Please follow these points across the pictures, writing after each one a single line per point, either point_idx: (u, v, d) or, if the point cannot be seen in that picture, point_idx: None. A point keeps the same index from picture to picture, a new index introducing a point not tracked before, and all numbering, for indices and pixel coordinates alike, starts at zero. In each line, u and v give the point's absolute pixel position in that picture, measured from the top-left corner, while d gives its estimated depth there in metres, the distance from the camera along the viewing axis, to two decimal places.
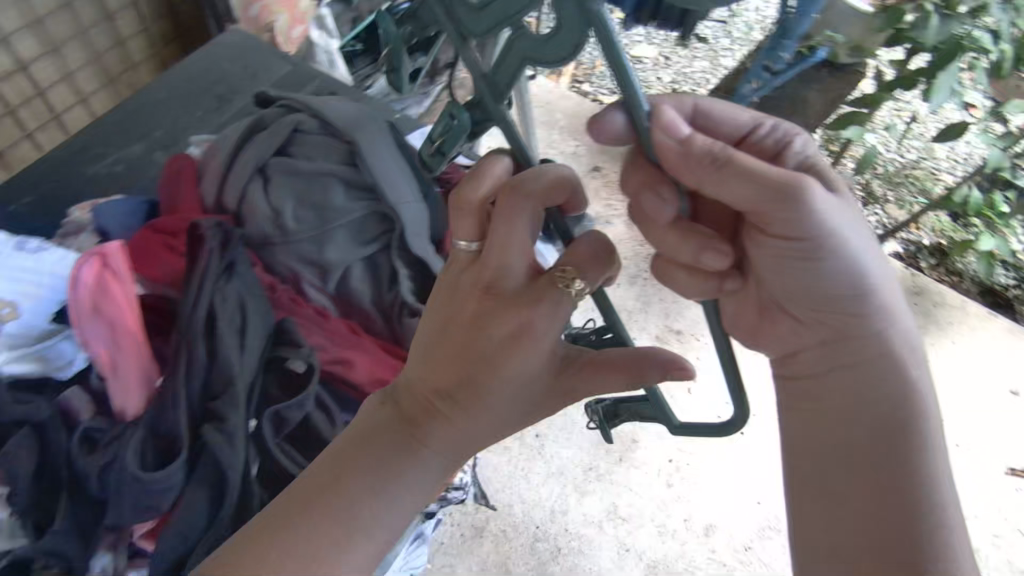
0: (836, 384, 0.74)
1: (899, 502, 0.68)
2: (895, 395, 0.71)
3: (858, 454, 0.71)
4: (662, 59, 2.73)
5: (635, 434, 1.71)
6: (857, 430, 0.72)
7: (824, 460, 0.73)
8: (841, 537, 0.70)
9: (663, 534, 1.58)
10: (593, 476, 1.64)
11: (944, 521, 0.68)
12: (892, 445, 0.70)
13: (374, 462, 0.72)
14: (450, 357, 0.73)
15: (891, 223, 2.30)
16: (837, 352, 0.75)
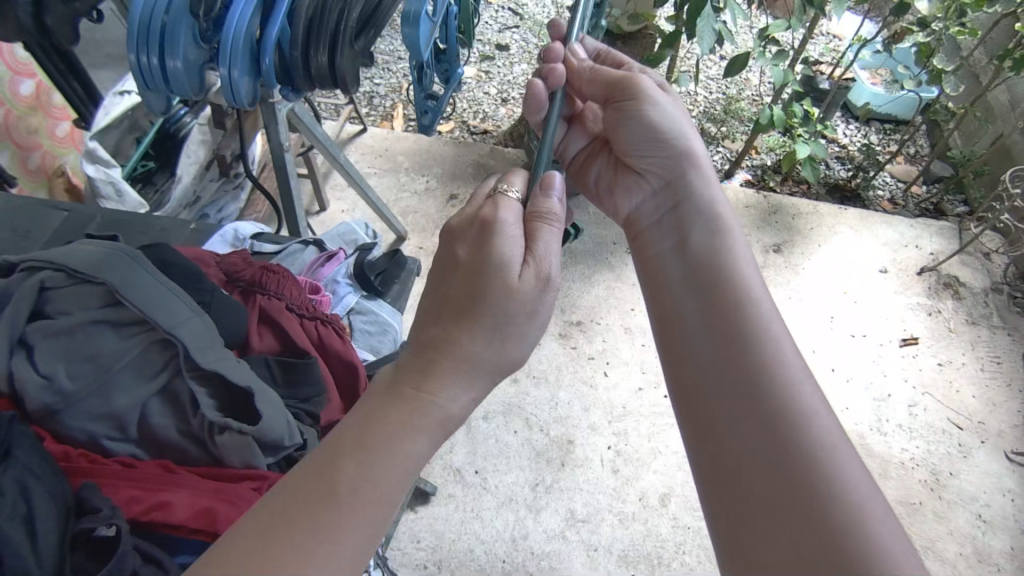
0: (698, 356, 0.77)
1: (773, 416, 0.67)
2: (766, 352, 0.72)
3: (759, 404, 0.68)
4: (484, 71, 2.75)
5: (570, 435, 1.74)
6: (728, 370, 0.73)
7: (743, 423, 0.69)
8: (739, 472, 0.67)
9: (624, 521, 1.61)
10: (543, 491, 1.65)
11: (821, 433, 0.65)
12: (776, 390, 0.68)
13: (330, 470, 0.60)
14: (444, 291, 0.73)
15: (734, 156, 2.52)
16: (711, 326, 0.77)
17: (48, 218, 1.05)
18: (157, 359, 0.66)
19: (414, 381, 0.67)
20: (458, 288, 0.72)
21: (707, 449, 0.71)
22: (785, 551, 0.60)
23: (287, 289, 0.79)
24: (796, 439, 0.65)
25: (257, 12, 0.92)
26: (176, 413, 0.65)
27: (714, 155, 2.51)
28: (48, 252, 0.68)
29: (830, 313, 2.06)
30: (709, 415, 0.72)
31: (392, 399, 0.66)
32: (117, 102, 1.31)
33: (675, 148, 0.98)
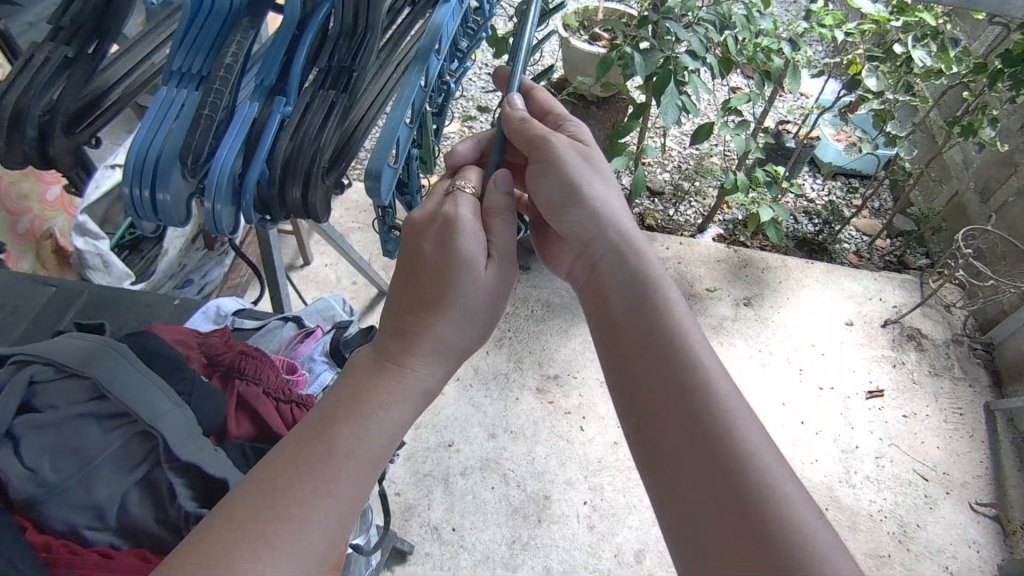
0: (651, 427, 0.69)
1: (716, 454, 0.63)
2: (718, 418, 0.65)
3: (727, 490, 0.61)
4: (467, 126, 2.86)
5: (547, 490, 1.77)
6: (666, 407, 0.68)
7: (713, 514, 0.61)
8: (690, 516, 0.63)
9: None
10: (519, 548, 1.67)
11: (764, 464, 0.62)
12: (738, 473, 0.61)
13: (328, 434, 0.64)
14: (412, 279, 0.79)
15: (706, 211, 2.63)
16: (653, 391, 0.70)
17: (36, 295, 1.09)
18: (138, 450, 0.70)
19: (396, 356, 0.73)
20: (433, 275, 0.78)
21: (674, 523, 0.64)
22: None
23: (264, 372, 0.83)
24: (772, 530, 0.57)
25: (242, 150, 0.78)
26: (155, 502, 0.69)
27: (687, 211, 2.63)
28: (39, 346, 0.73)
29: (799, 367, 2.12)
30: (656, 457, 0.67)
31: (376, 376, 0.71)
32: (108, 175, 1.37)
33: (589, 198, 0.88)
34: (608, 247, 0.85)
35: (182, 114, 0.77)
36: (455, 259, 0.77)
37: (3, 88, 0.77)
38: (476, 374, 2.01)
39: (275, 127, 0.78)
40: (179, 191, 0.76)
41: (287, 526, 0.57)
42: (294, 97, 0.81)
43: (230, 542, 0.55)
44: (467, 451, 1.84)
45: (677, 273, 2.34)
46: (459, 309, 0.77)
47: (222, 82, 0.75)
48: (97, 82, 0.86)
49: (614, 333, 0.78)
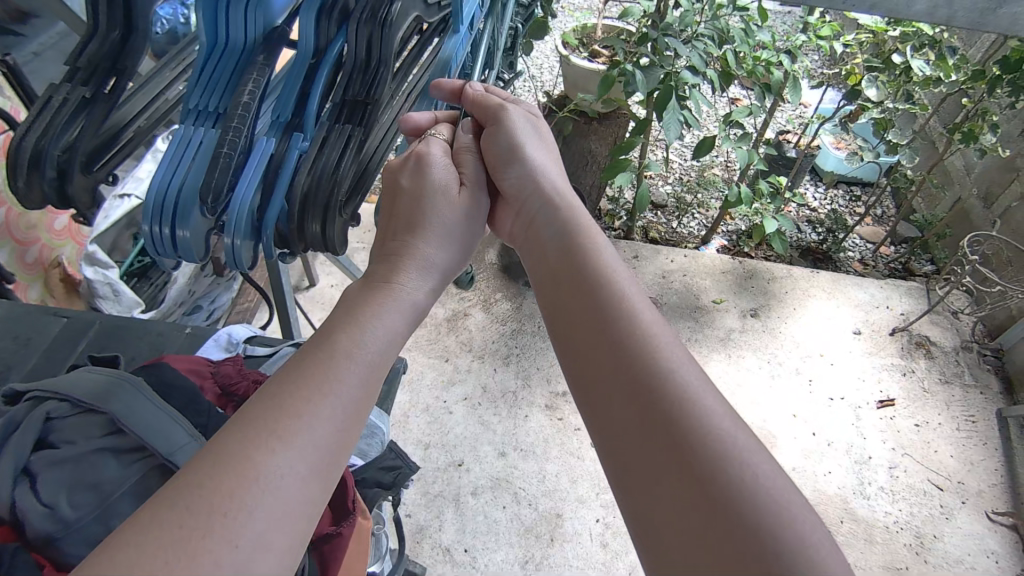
0: (585, 364, 0.68)
1: (643, 380, 0.62)
2: (642, 345, 0.64)
3: (652, 411, 0.59)
4: None
5: (559, 508, 1.76)
6: (594, 343, 0.68)
7: (639, 438, 0.59)
8: (624, 448, 0.60)
9: None
10: (532, 567, 1.65)
11: (688, 384, 0.60)
12: (658, 393, 0.60)
13: (327, 337, 0.62)
14: (397, 212, 0.84)
15: (710, 223, 2.64)
16: (581, 329, 0.70)
17: (48, 328, 1.09)
18: (156, 484, 0.70)
19: (384, 274, 0.74)
20: (412, 203, 0.84)
21: (614, 463, 0.61)
22: (677, 521, 0.53)
23: None
24: (694, 443, 0.56)
25: (261, 186, 0.78)
26: None
27: (690, 223, 2.64)
28: (56, 383, 0.74)
29: (808, 377, 2.11)
30: (593, 395, 0.66)
31: (370, 287, 0.71)
32: (116, 205, 1.38)
33: (528, 154, 0.91)
34: (545, 201, 0.87)
35: (200, 151, 0.78)
36: (426, 186, 0.84)
37: (24, 129, 0.78)
38: (484, 392, 2.01)
39: (294, 161, 0.78)
40: (198, 227, 0.77)
41: (289, 422, 0.53)
42: (311, 132, 0.82)
43: (231, 443, 0.51)
44: (477, 470, 1.83)
45: (683, 285, 2.35)
46: (437, 231, 0.82)
47: (240, 120, 0.77)
48: (113, 121, 0.87)
49: (549, 281, 0.79)
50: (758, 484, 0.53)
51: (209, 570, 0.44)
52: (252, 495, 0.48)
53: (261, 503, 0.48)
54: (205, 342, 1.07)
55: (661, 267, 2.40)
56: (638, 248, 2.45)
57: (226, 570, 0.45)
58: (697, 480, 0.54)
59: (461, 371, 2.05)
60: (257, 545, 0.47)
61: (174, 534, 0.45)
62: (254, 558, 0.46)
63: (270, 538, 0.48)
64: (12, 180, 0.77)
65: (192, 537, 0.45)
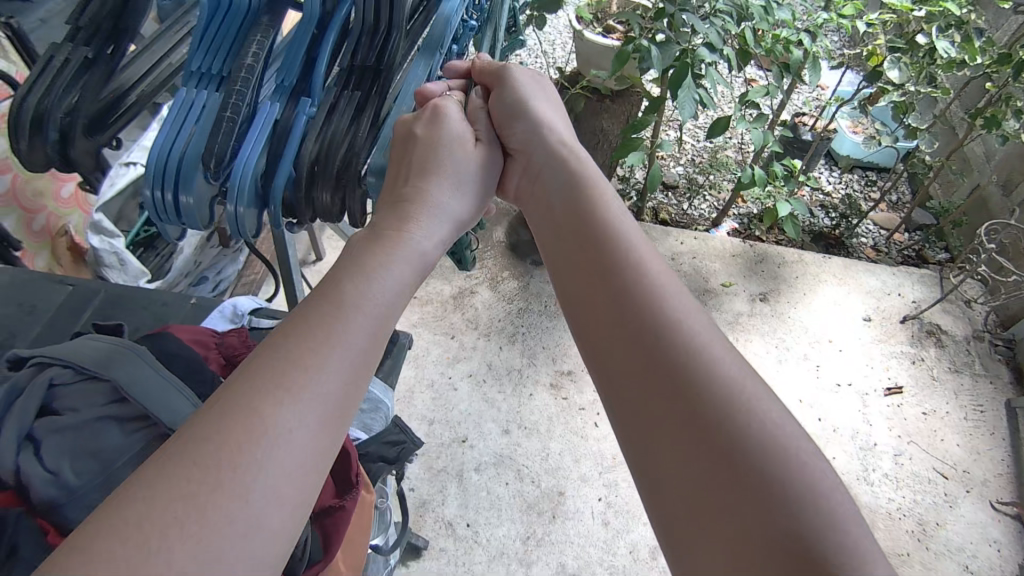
0: (592, 314, 0.67)
1: (653, 332, 0.61)
2: (654, 305, 0.63)
3: (667, 371, 0.58)
4: None
5: (562, 486, 1.76)
6: (601, 293, 0.67)
7: (653, 398, 0.58)
8: (632, 397, 0.60)
9: (615, 574, 1.62)
10: (533, 543, 1.66)
11: (698, 335, 0.60)
12: (674, 353, 0.59)
13: (333, 292, 0.61)
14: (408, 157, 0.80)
15: (721, 205, 2.60)
16: (588, 280, 0.70)
17: (53, 296, 1.09)
18: (160, 453, 0.70)
19: (393, 227, 0.72)
20: (427, 149, 0.80)
21: (621, 411, 0.61)
22: (683, 467, 0.54)
23: None
24: (710, 402, 0.55)
25: (266, 151, 0.77)
26: None
27: (701, 205, 2.60)
28: (60, 350, 0.74)
29: (816, 363, 2.10)
30: (600, 345, 0.65)
31: (381, 236, 0.70)
32: (122, 173, 1.36)
33: (536, 110, 0.90)
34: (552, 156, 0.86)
35: (203, 114, 0.76)
36: (440, 138, 0.82)
37: (25, 88, 0.76)
38: (489, 369, 2.00)
39: (300, 128, 0.77)
40: (201, 194, 0.76)
41: (295, 377, 0.53)
42: (318, 97, 0.80)
43: (235, 400, 0.51)
44: (481, 446, 1.83)
45: (692, 267, 2.32)
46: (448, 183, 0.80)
47: (244, 83, 0.75)
48: (116, 82, 0.86)
49: (555, 237, 0.78)
50: (778, 441, 0.52)
51: (219, 524, 0.45)
52: (260, 452, 0.49)
53: (270, 457, 0.49)
54: (210, 313, 1.07)
55: (670, 248, 2.37)
56: (647, 229, 2.43)
57: (237, 525, 0.46)
58: (714, 439, 0.53)
59: (467, 348, 2.05)
60: (268, 500, 0.48)
61: (180, 491, 0.45)
62: (265, 512, 0.47)
63: (280, 492, 0.49)
64: (14, 140, 0.76)
65: (199, 494, 0.46)
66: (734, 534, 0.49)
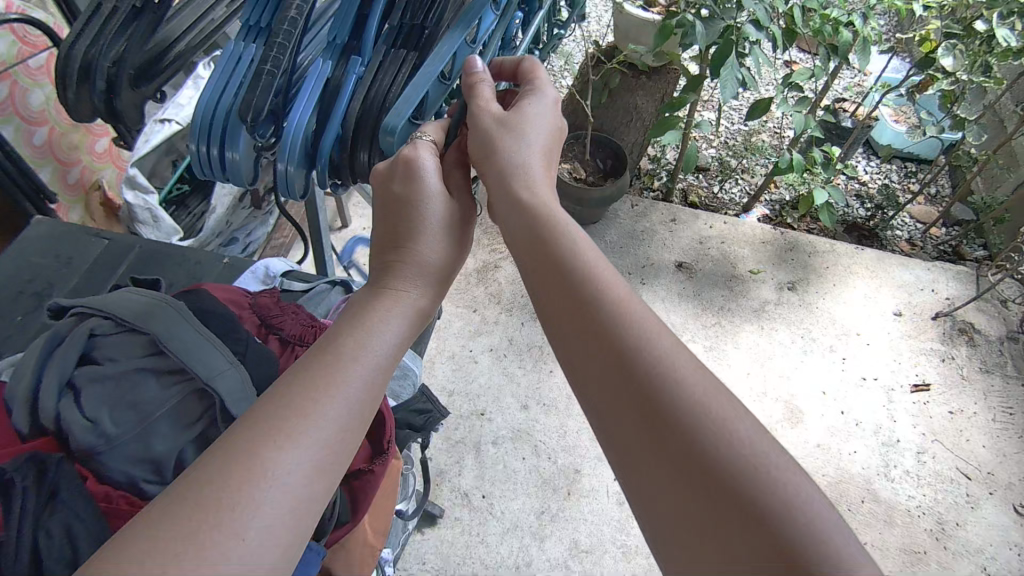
0: (569, 354, 0.56)
1: (633, 378, 0.51)
2: (611, 310, 0.55)
3: (632, 386, 0.51)
4: None
5: (578, 464, 1.77)
6: (573, 330, 0.56)
7: (622, 420, 0.50)
8: (624, 454, 0.50)
9: (627, 553, 1.63)
10: (547, 519, 1.67)
11: (680, 378, 0.50)
12: (638, 363, 0.51)
13: (332, 348, 0.61)
14: (393, 229, 0.74)
15: (753, 190, 2.54)
16: (561, 311, 0.58)
17: (90, 248, 1.10)
18: (196, 408, 0.70)
19: (387, 283, 0.69)
20: (410, 216, 0.73)
21: (623, 467, 0.50)
22: (687, 509, 0.45)
23: (318, 338, 0.84)
24: (678, 418, 0.48)
25: (316, 113, 0.76)
26: None
27: (732, 189, 2.54)
28: (103, 302, 0.75)
29: (842, 356, 2.06)
30: (589, 395, 0.54)
31: (364, 308, 0.67)
32: (158, 129, 1.38)
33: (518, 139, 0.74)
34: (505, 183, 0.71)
35: (249, 69, 0.75)
36: (415, 199, 0.73)
37: (72, 34, 0.75)
38: (510, 345, 2.00)
39: (348, 87, 0.75)
40: (251, 153, 0.75)
41: (296, 425, 0.53)
42: (368, 56, 0.78)
43: (238, 441, 0.51)
44: (499, 420, 1.84)
45: (720, 253, 2.28)
46: (438, 247, 0.73)
47: (286, 37, 0.74)
48: (160, 36, 0.85)
49: (522, 265, 0.65)
50: (751, 454, 0.45)
51: (216, 558, 0.45)
52: (256, 491, 0.49)
53: (269, 496, 0.49)
54: (243, 273, 1.07)
55: (699, 232, 2.33)
56: (676, 211, 2.39)
57: (232, 560, 0.45)
58: (689, 462, 0.46)
59: (489, 323, 2.05)
60: (265, 536, 0.48)
61: (182, 526, 0.45)
62: (259, 549, 0.47)
63: (277, 530, 0.49)
64: (63, 90, 0.78)
65: (200, 531, 0.45)
66: (731, 566, 0.42)
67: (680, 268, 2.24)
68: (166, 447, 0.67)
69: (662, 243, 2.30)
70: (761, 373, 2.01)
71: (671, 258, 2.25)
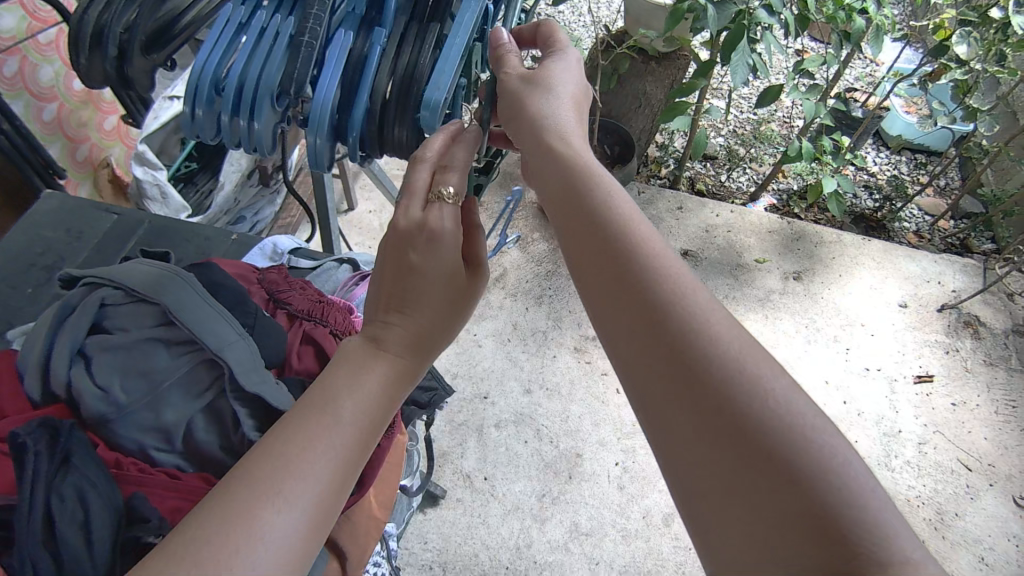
0: (602, 306, 0.55)
1: (667, 329, 0.50)
2: (647, 274, 0.53)
3: (670, 347, 0.49)
4: None
5: (579, 448, 1.78)
6: (607, 281, 0.55)
7: (660, 380, 0.49)
8: (655, 402, 0.49)
9: (627, 537, 1.64)
10: (549, 501, 1.69)
11: (713, 332, 0.49)
12: (675, 325, 0.50)
13: (330, 404, 0.58)
14: (393, 277, 0.69)
15: (761, 179, 2.52)
16: (596, 263, 0.57)
17: (100, 224, 1.11)
18: (204, 378, 0.71)
19: (382, 337, 0.66)
20: (417, 275, 0.68)
21: (650, 415, 0.50)
22: (719, 474, 0.44)
23: (328, 314, 0.85)
24: (717, 379, 0.46)
25: (342, 84, 0.77)
26: (219, 430, 0.70)
27: (739, 177, 2.53)
28: (114, 272, 0.76)
29: (846, 346, 2.06)
30: (621, 343, 0.53)
31: (363, 359, 0.64)
32: (166, 106, 1.37)
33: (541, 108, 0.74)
34: (541, 141, 0.71)
35: (277, 42, 0.77)
36: (427, 258, 0.68)
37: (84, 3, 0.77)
38: (515, 330, 2.01)
39: (372, 60, 0.76)
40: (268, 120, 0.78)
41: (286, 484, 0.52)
42: (390, 25, 0.78)
43: (232, 494, 0.50)
44: (502, 403, 1.85)
45: (727, 241, 2.28)
46: (441, 304, 0.69)
47: (319, 10, 0.76)
48: (167, 6, 0.82)
49: (558, 218, 0.64)
50: (791, 420, 0.44)
51: None
52: (249, 548, 0.48)
53: (260, 556, 0.48)
54: (251, 250, 1.08)
55: (705, 220, 2.33)
56: (683, 199, 2.38)
57: None
58: (730, 427, 0.44)
59: (493, 307, 2.05)
60: None
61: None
62: None
63: None
64: (74, 57, 0.78)
65: None
66: (765, 531, 0.41)
67: (686, 256, 2.23)
68: (176, 417, 0.68)
69: (668, 230, 2.29)
70: None
71: (676, 246, 2.24)
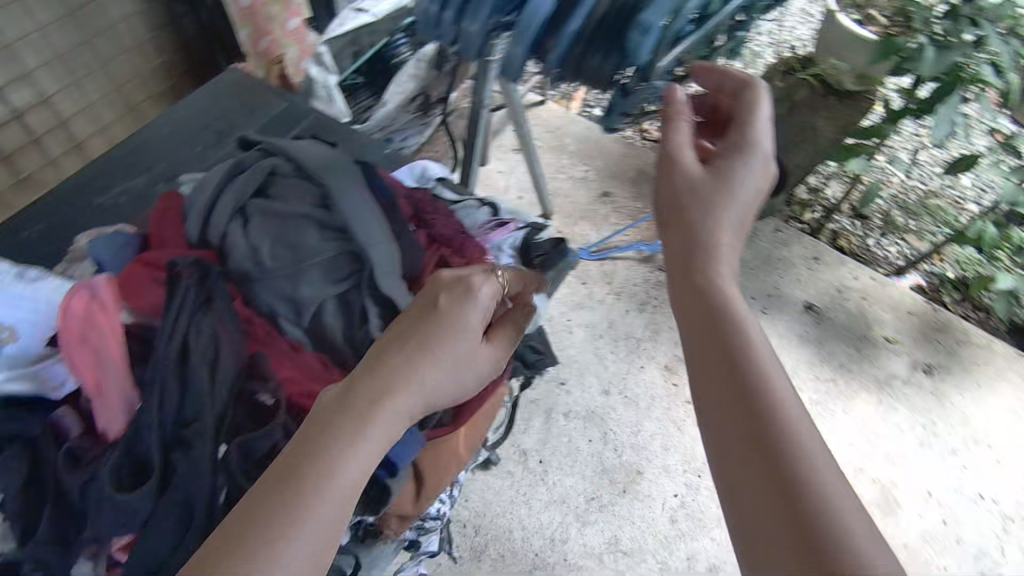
0: (700, 383, 0.53)
1: (762, 425, 0.48)
2: (753, 367, 0.51)
3: (763, 446, 0.47)
4: None
5: (641, 466, 1.71)
6: (714, 359, 0.53)
7: (748, 476, 0.47)
8: (731, 493, 0.48)
9: (665, 571, 1.56)
10: (596, 507, 1.63)
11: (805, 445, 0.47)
12: (775, 425, 0.48)
13: (321, 461, 0.46)
14: (402, 337, 0.55)
15: (914, 255, 2.26)
16: (707, 339, 0.55)
17: (274, 104, 1.16)
18: (344, 268, 0.70)
19: (376, 392, 0.51)
20: (448, 337, 0.55)
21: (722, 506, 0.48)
22: None
23: (469, 247, 0.82)
24: (806, 493, 0.44)
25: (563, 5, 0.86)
26: (345, 321, 0.69)
27: (890, 247, 2.29)
28: (286, 146, 0.78)
29: (961, 461, 1.84)
30: (710, 424, 0.51)
31: (369, 418, 0.50)
32: (351, 16, 1.48)
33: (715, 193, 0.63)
34: (687, 219, 0.63)
35: None
36: (462, 318, 0.57)
37: None
38: (609, 328, 1.95)
39: None
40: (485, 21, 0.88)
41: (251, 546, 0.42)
42: None
43: None
44: (576, 396, 1.81)
45: (858, 309, 2.09)
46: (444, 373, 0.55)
47: None
48: None
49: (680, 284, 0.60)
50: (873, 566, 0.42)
51: None
52: None
53: None
54: (401, 167, 1.08)
55: (840, 280, 2.15)
56: (822, 250, 2.21)
57: None
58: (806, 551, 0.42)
59: (593, 300, 2.00)
60: None
61: None
62: None
63: None
64: None
65: None
66: None
67: (808, 310, 2.08)
68: (313, 295, 0.68)
69: (796, 279, 2.13)
70: (862, 446, 1.83)
71: (800, 297, 2.09)
